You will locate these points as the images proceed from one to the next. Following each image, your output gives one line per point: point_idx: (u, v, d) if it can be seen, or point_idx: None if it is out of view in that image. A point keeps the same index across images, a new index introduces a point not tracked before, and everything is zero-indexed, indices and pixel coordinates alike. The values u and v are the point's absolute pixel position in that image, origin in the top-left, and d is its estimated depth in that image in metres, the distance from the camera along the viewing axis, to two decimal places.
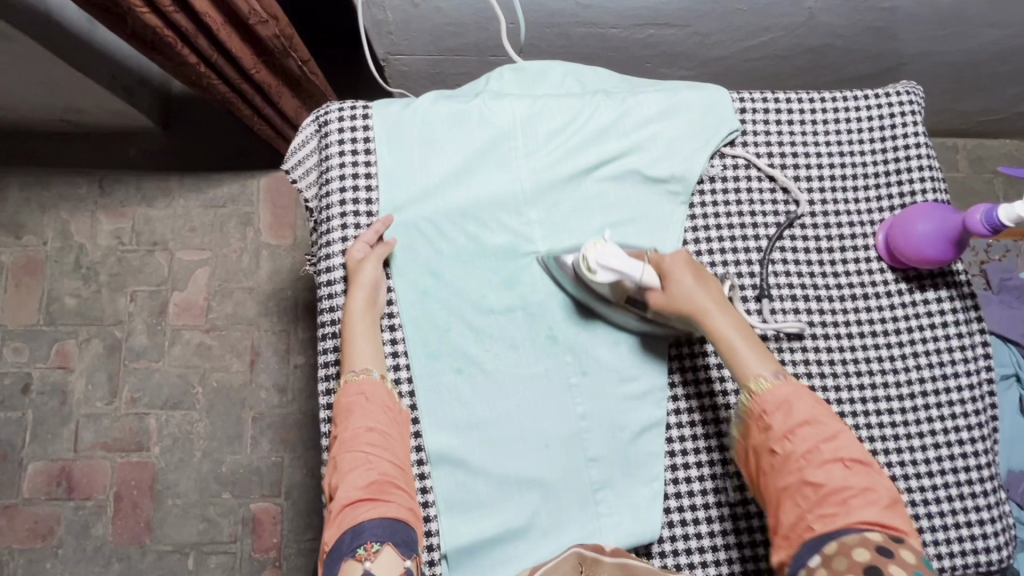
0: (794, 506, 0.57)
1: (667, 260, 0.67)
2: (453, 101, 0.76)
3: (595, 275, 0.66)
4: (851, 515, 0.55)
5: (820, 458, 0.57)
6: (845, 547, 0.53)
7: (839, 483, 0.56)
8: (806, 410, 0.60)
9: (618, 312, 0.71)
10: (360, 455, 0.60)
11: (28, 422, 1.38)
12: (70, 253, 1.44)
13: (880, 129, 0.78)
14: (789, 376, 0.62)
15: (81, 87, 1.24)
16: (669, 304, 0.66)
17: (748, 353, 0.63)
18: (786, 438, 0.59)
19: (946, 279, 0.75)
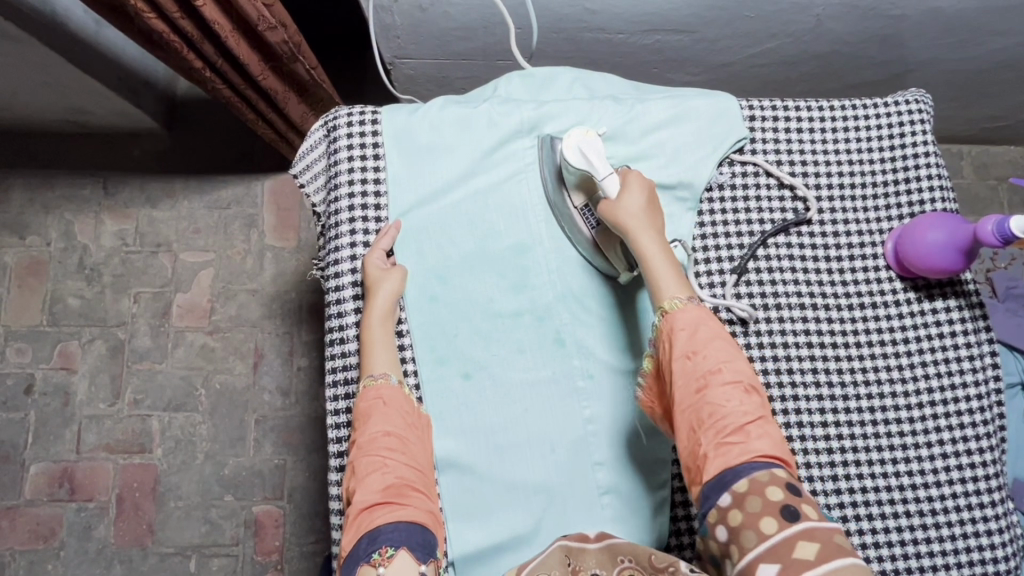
0: (694, 434, 0.58)
1: (633, 173, 0.70)
2: (462, 106, 0.76)
3: (569, 155, 0.69)
4: (750, 445, 0.56)
5: (721, 386, 0.58)
6: (756, 485, 0.54)
7: (739, 410, 0.57)
8: (709, 338, 0.61)
9: (568, 224, 0.72)
10: (376, 457, 0.61)
11: (31, 423, 1.38)
12: (74, 254, 1.44)
13: (889, 137, 0.78)
14: (696, 303, 0.64)
15: (87, 88, 1.24)
16: (615, 210, 0.68)
17: (667, 275, 0.65)
18: (689, 365, 0.60)
19: (955, 288, 0.75)
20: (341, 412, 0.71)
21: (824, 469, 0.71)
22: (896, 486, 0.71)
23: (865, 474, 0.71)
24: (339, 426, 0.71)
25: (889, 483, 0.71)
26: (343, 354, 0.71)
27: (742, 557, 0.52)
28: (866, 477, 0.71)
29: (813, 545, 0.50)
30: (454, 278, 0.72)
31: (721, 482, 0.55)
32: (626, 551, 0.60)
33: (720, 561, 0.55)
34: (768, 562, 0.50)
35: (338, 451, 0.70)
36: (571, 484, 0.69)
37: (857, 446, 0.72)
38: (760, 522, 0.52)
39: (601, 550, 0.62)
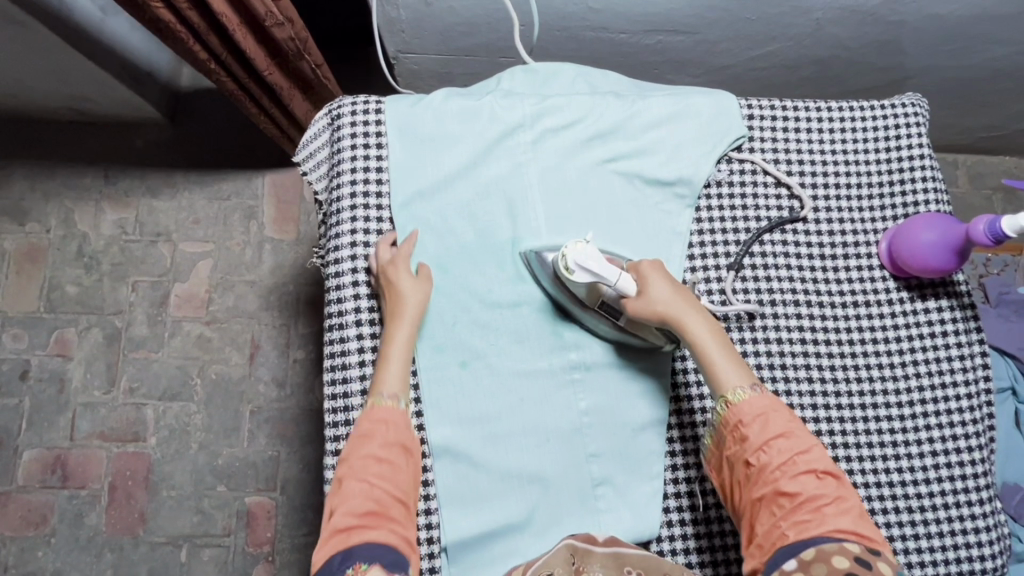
0: (768, 514, 0.59)
1: (644, 265, 0.68)
2: (465, 98, 0.77)
3: (572, 275, 0.66)
4: (826, 523, 0.56)
5: (795, 468, 0.59)
6: (823, 554, 0.55)
7: (813, 491, 0.58)
8: (782, 421, 0.61)
9: (596, 320, 0.71)
10: (364, 484, 0.59)
11: (25, 409, 1.38)
12: (73, 242, 1.44)
13: (885, 139, 0.79)
14: (763, 388, 0.64)
15: (91, 76, 1.25)
16: (646, 310, 0.66)
17: (723, 362, 0.64)
18: (763, 449, 0.60)
19: (947, 288, 0.76)
20: (337, 397, 0.71)
21: None
22: (886, 483, 0.72)
23: (855, 469, 0.72)
24: (335, 410, 0.71)
25: (879, 479, 0.72)
26: (342, 340, 0.72)
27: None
28: (857, 473, 0.72)
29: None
30: (453, 266, 0.72)
31: (790, 551, 0.56)
32: (636, 563, 0.60)
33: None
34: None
35: (334, 436, 0.70)
36: (565, 473, 0.69)
37: (847, 442, 0.72)
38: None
39: (608, 555, 0.62)
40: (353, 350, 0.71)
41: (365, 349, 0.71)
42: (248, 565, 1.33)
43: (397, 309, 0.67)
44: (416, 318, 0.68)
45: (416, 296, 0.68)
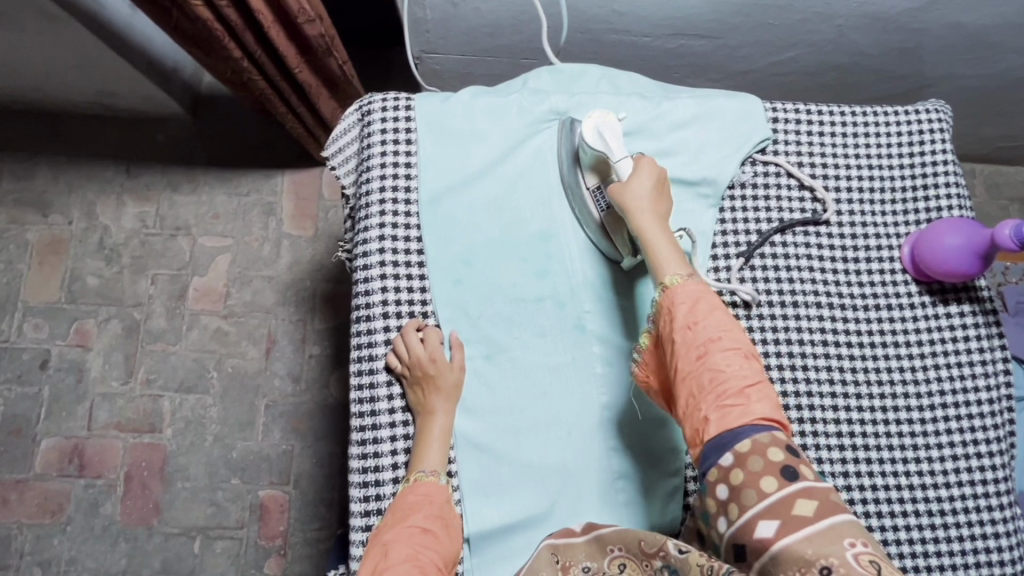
0: (694, 398, 0.58)
1: (644, 160, 0.69)
2: (492, 96, 0.78)
3: (585, 136, 0.71)
4: (751, 408, 0.55)
5: (720, 351, 0.58)
6: (757, 446, 0.53)
7: (738, 372, 0.56)
8: (711, 307, 0.60)
9: (582, 207, 0.74)
10: (410, 548, 0.59)
11: (44, 398, 1.39)
12: (95, 234, 1.46)
13: (908, 145, 0.80)
14: (699, 277, 0.64)
15: (118, 71, 1.27)
16: (622, 192, 0.68)
17: (671, 254, 0.65)
18: (690, 332, 0.59)
19: (970, 294, 0.76)
20: (363, 387, 0.72)
21: (835, 466, 0.71)
22: (906, 485, 0.72)
23: (875, 472, 0.72)
24: (362, 401, 0.72)
25: (899, 482, 0.72)
26: (369, 331, 0.73)
27: (741, 516, 0.51)
28: (877, 475, 0.72)
29: (812, 502, 0.48)
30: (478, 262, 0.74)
31: (721, 442, 0.54)
32: (614, 541, 0.61)
33: (712, 517, 0.54)
34: (766, 520, 0.49)
35: (360, 425, 0.72)
36: (586, 468, 0.70)
37: (868, 444, 0.73)
38: (762, 481, 0.51)
39: (588, 542, 0.63)
40: (380, 341, 0.72)
41: (391, 340, 0.72)
42: (260, 557, 1.33)
43: (431, 399, 0.68)
44: (449, 406, 0.69)
45: (451, 379, 0.69)
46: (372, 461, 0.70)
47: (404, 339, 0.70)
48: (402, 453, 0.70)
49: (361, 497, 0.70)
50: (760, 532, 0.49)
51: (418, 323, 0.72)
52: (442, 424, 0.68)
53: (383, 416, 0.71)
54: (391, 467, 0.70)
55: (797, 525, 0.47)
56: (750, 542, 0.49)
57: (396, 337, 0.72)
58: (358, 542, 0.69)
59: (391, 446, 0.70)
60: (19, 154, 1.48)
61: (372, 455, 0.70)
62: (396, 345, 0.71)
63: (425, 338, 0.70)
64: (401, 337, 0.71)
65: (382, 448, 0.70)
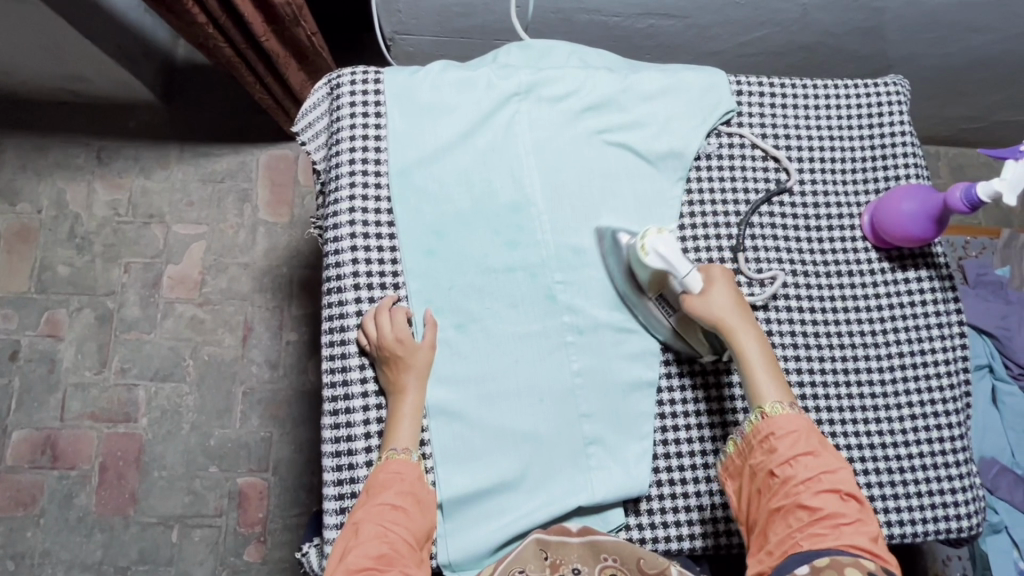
0: (786, 526, 0.60)
1: (714, 271, 0.69)
2: (462, 70, 0.79)
3: (646, 258, 0.67)
4: (842, 538, 0.57)
5: (820, 487, 0.60)
6: (837, 563, 0.56)
7: (834, 508, 0.59)
8: (812, 443, 0.62)
9: (648, 309, 0.72)
10: (379, 526, 0.60)
11: (14, 389, 1.37)
12: (65, 222, 1.44)
13: (868, 117, 0.82)
14: (798, 408, 0.65)
15: (86, 54, 1.25)
16: (701, 310, 0.67)
17: (766, 379, 0.65)
18: (787, 465, 0.61)
19: (927, 259, 0.79)
20: (335, 358, 0.72)
21: None
22: (868, 445, 0.74)
23: (838, 432, 0.74)
24: (334, 371, 0.72)
25: (860, 441, 0.74)
26: (340, 302, 0.73)
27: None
28: (839, 436, 0.74)
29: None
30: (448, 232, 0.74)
31: (800, 557, 0.57)
32: (610, 551, 0.64)
33: None
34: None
35: (333, 396, 0.72)
36: (559, 434, 0.71)
37: (830, 405, 0.75)
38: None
39: (583, 544, 0.65)
40: (351, 312, 0.73)
41: (364, 310, 0.73)
42: (240, 544, 1.33)
43: (403, 376, 0.69)
44: (420, 385, 0.69)
45: (421, 359, 0.69)
46: (345, 430, 0.71)
47: (375, 317, 0.71)
48: (375, 423, 0.71)
49: (334, 467, 0.70)
50: None
51: (392, 299, 0.72)
52: (413, 402, 0.68)
53: (355, 387, 0.71)
54: (364, 436, 0.70)
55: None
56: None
57: (367, 313, 0.72)
58: (331, 511, 0.70)
59: (363, 416, 0.71)
60: None
61: (345, 425, 0.71)
62: (366, 322, 0.71)
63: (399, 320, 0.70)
64: (373, 313, 0.71)
65: (355, 418, 0.71)
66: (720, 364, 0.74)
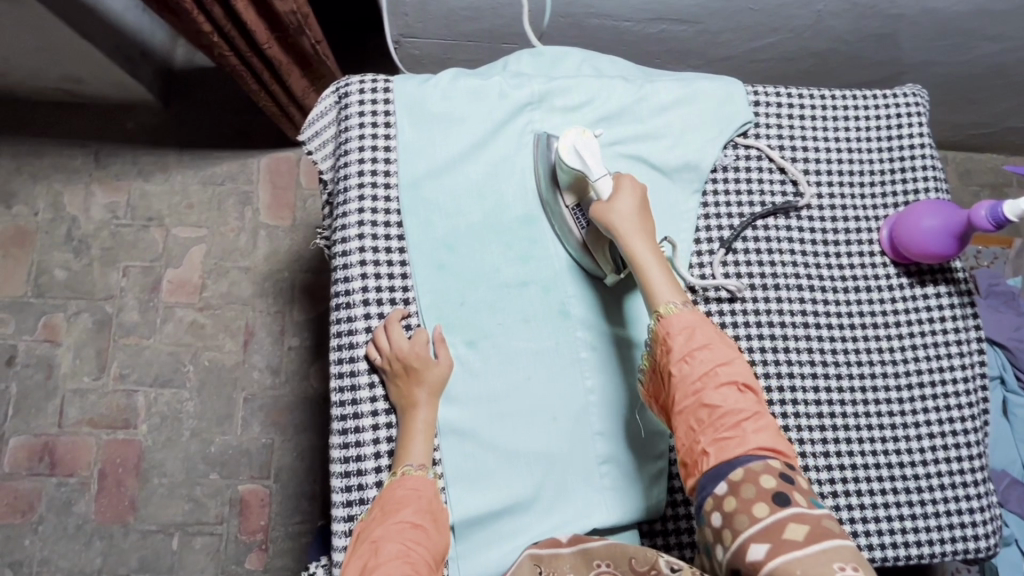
0: (691, 431, 0.60)
1: (626, 180, 0.69)
2: (473, 79, 0.77)
3: (564, 155, 0.69)
4: (748, 439, 0.57)
5: (717, 386, 0.59)
6: (751, 473, 0.56)
7: (734, 405, 0.59)
8: (706, 339, 0.62)
9: (559, 220, 0.72)
10: (400, 546, 0.58)
11: (11, 395, 1.35)
12: (62, 225, 1.41)
13: (887, 128, 0.80)
14: (694, 306, 0.64)
15: (83, 54, 1.22)
16: (605, 213, 0.67)
17: (660, 282, 0.65)
18: (685, 367, 0.61)
19: (945, 275, 0.78)
20: (344, 375, 0.71)
21: (816, 446, 0.72)
22: (885, 463, 0.73)
23: (855, 452, 0.73)
24: (342, 389, 0.70)
25: (878, 460, 0.73)
26: (349, 318, 0.71)
27: (733, 540, 0.54)
28: (857, 455, 0.73)
29: (803, 527, 0.51)
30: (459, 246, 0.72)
31: (717, 473, 0.57)
32: (602, 556, 0.61)
33: (711, 547, 0.56)
34: (758, 542, 0.52)
35: (341, 414, 0.70)
36: (572, 453, 0.70)
37: (848, 424, 0.74)
38: (752, 508, 0.54)
39: (575, 553, 0.63)
40: (360, 329, 0.71)
41: (374, 326, 0.71)
42: (241, 553, 1.31)
43: (415, 391, 0.67)
44: (432, 400, 0.68)
45: (435, 374, 0.68)
46: (354, 450, 0.69)
47: (386, 332, 0.69)
48: (385, 443, 0.69)
49: (343, 488, 0.69)
50: (751, 554, 0.52)
51: (401, 313, 0.70)
52: (426, 419, 0.67)
53: (365, 405, 0.70)
54: (373, 456, 0.69)
55: (788, 548, 0.50)
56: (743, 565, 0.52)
57: (377, 328, 0.70)
58: (340, 533, 0.68)
59: (373, 435, 0.69)
60: None
61: (354, 444, 0.69)
62: (377, 336, 0.69)
63: (411, 334, 0.69)
64: (383, 328, 0.70)
65: (364, 438, 0.69)
66: None
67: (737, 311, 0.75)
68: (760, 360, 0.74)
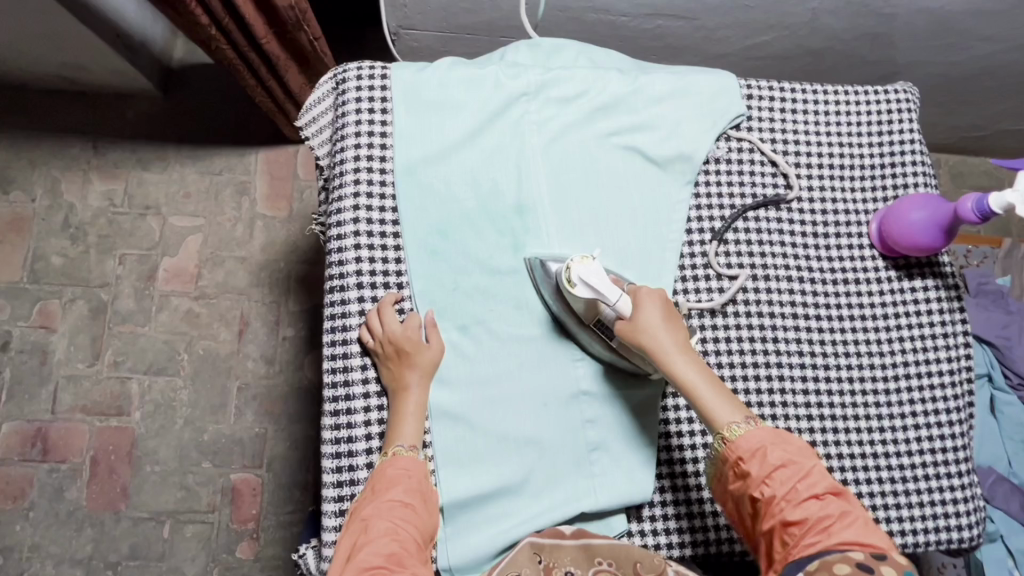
0: (780, 550, 0.56)
1: (643, 293, 0.67)
2: (470, 67, 0.78)
3: (574, 289, 0.67)
4: (831, 539, 0.54)
5: (799, 499, 0.57)
6: (824, 564, 0.52)
7: (816, 513, 0.56)
8: (785, 454, 0.59)
9: (588, 335, 0.71)
10: (390, 523, 0.58)
11: (5, 380, 1.35)
12: (59, 212, 1.41)
13: (877, 123, 0.81)
14: (758, 419, 0.62)
15: (83, 41, 1.23)
16: (632, 338, 0.65)
17: (715, 400, 0.63)
18: (766, 485, 0.58)
19: (933, 269, 0.79)
20: (336, 356, 0.71)
21: (803, 435, 0.73)
22: (870, 453, 0.74)
23: (842, 441, 0.74)
24: (335, 371, 0.71)
25: (864, 450, 0.74)
26: (343, 301, 0.72)
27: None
28: (842, 444, 0.74)
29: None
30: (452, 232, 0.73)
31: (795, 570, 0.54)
32: (606, 555, 0.63)
33: None
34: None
35: (333, 396, 0.71)
36: (562, 438, 0.70)
37: (835, 413, 0.74)
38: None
39: (578, 547, 0.64)
40: (354, 311, 0.71)
41: (367, 309, 0.72)
42: (232, 541, 1.31)
43: (406, 374, 0.68)
44: (424, 382, 0.68)
45: (426, 357, 0.69)
46: (345, 431, 0.70)
47: (379, 315, 0.70)
48: (376, 425, 0.70)
49: (334, 469, 0.69)
50: None
51: (395, 297, 0.71)
52: (417, 401, 0.67)
53: (357, 387, 0.70)
54: (365, 438, 0.69)
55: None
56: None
57: (371, 311, 0.71)
58: (331, 512, 0.68)
59: (364, 417, 0.70)
60: None
61: (346, 425, 0.70)
62: (370, 319, 0.70)
63: (404, 318, 0.70)
64: (376, 312, 0.70)
65: (356, 419, 0.70)
66: (724, 369, 0.74)
67: (726, 301, 0.75)
68: (748, 349, 0.74)
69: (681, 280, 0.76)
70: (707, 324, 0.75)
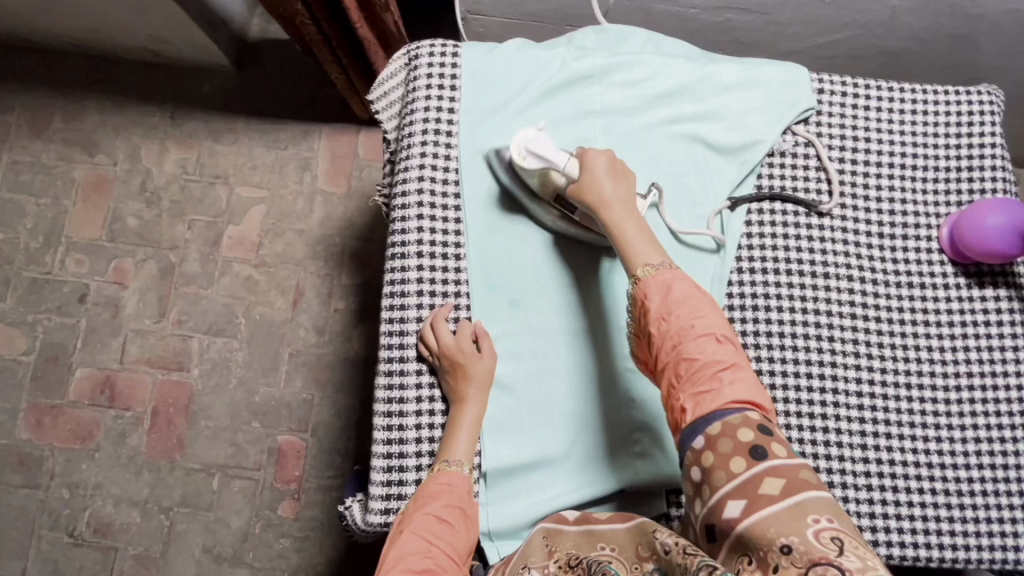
0: (672, 386, 0.59)
1: (591, 155, 0.70)
2: (538, 50, 0.80)
3: (524, 161, 0.72)
4: (723, 392, 0.56)
5: (694, 336, 0.59)
6: (727, 428, 0.54)
7: (710, 356, 0.58)
8: (683, 294, 0.62)
9: (541, 208, 0.74)
10: (423, 540, 0.60)
11: (81, 329, 1.45)
12: (138, 176, 1.51)
13: (956, 124, 0.79)
14: (674, 265, 0.65)
15: (171, 15, 1.32)
16: (582, 194, 0.69)
17: (640, 245, 0.66)
18: (663, 323, 0.61)
19: (1007, 278, 0.76)
20: (393, 321, 0.74)
21: (853, 436, 0.71)
22: (926, 464, 0.71)
23: (894, 446, 0.72)
24: (391, 333, 0.74)
25: (919, 458, 0.71)
26: (403, 268, 0.75)
27: (711, 496, 0.52)
28: (896, 450, 0.72)
29: (779, 481, 0.50)
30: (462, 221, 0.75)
31: (693, 428, 0.56)
32: (606, 537, 0.61)
33: (691, 500, 0.55)
34: (735, 499, 0.51)
35: (387, 358, 0.74)
36: (608, 417, 0.72)
37: (889, 418, 0.72)
38: (730, 463, 0.52)
39: (579, 532, 0.63)
40: (413, 279, 0.74)
41: (435, 305, 0.74)
42: (274, 499, 1.37)
43: (464, 388, 0.70)
44: (482, 396, 0.70)
45: (481, 369, 0.70)
46: (397, 392, 0.73)
47: (434, 330, 0.72)
48: (427, 388, 0.73)
49: (384, 426, 0.72)
50: (727, 512, 0.50)
51: (447, 310, 0.73)
52: (473, 417, 0.69)
53: (411, 350, 0.73)
54: (415, 400, 0.73)
55: (764, 504, 0.49)
56: (718, 521, 0.51)
57: (424, 324, 0.73)
58: (378, 468, 0.71)
59: (416, 380, 0.73)
60: (72, 95, 1.53)
61: (398, 387, 0.73)
62: (425, 334, 0.72)
63: (455, 328, 0.72)
64: (430, 325, 0.72)
65: (408, 380, 0.73)
66: (776, 364, 0.73)
67: (783, 295, 0.74)
68: (801, 345, 0.73)
69: (737, 271, 0.75)
70: (761, 318, 0.74)
